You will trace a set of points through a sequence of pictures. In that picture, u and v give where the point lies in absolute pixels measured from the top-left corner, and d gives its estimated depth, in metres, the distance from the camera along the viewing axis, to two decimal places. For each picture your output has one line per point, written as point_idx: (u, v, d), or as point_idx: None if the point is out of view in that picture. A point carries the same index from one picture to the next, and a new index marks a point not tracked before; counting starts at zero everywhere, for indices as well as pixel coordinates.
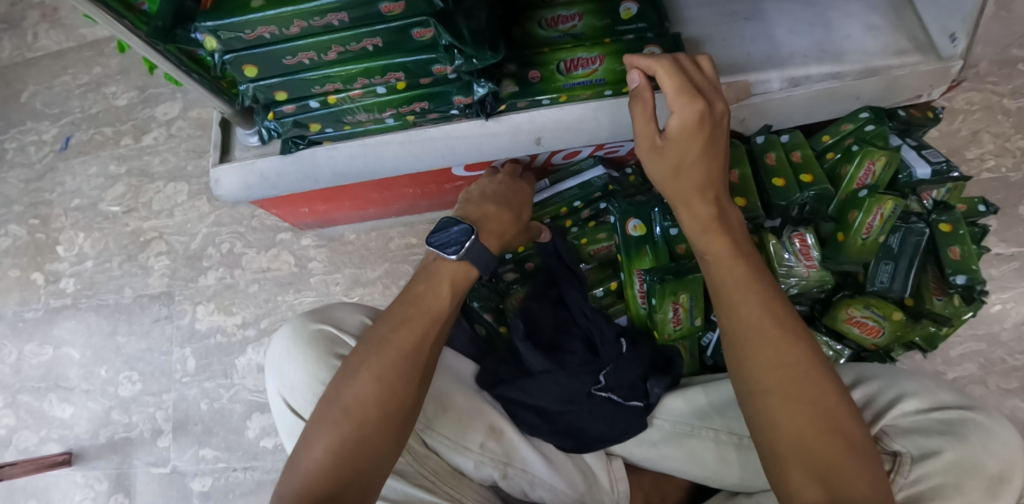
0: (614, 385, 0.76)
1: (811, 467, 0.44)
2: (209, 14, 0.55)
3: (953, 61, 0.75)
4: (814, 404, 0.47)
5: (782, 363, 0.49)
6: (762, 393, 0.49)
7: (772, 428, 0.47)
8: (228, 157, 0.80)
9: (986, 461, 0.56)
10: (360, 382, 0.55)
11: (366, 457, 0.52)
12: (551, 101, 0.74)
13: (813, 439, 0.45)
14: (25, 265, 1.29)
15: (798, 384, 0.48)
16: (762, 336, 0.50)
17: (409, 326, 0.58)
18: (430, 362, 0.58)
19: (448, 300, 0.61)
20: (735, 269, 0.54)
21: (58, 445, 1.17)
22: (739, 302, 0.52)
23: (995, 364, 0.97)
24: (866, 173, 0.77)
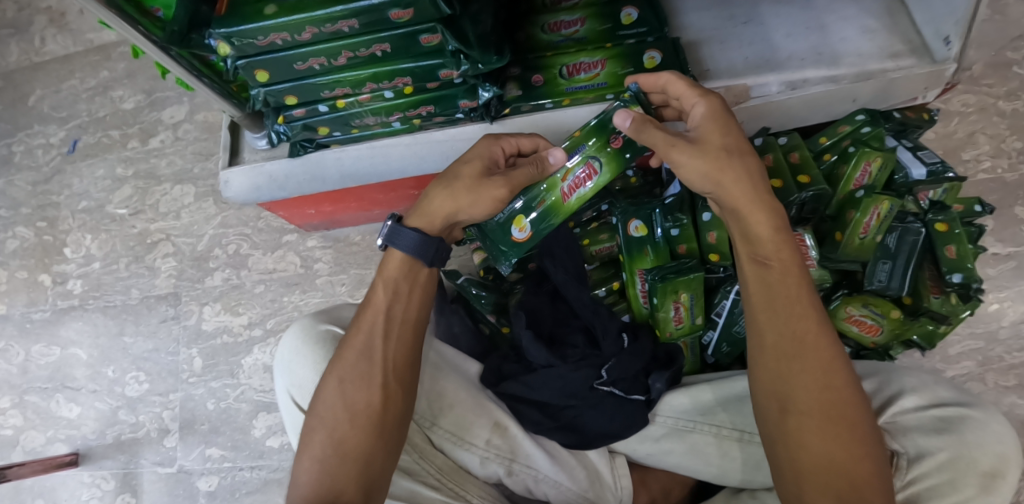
0: (617, 379, 0.75)
1: (839, 482, 0.49)
2: (224, 21, 0.57)
3: (947, 64, 0.76)
4: (847, 427, 0.51)
5: (822, 386, 0.52)
6: (797, 413, 0.52)
7: (800, 448, 0.51)
8: (237, 159, 0.82)
9: (981, 459, 0.58)
10: (330, 390, 0.61)
11: (359, 460, 0.57)
12: (554, 105, 0.75)
13: (843, 461, 0.50)
14: (32, 267, 1.31)
15: (832, 407, 0.52)
16: (809, 349, 0.54)
17: (359, 328, 0.63)
18: (394, 361, 0.62)
19: (391, 299, 0.64)
20: (792, 288, 0.56)
21: (65, 446, 1.18)
22: (784, 323, 0.55)
23: (993, 362, 0.98)
24: (863, 173, 0.78)
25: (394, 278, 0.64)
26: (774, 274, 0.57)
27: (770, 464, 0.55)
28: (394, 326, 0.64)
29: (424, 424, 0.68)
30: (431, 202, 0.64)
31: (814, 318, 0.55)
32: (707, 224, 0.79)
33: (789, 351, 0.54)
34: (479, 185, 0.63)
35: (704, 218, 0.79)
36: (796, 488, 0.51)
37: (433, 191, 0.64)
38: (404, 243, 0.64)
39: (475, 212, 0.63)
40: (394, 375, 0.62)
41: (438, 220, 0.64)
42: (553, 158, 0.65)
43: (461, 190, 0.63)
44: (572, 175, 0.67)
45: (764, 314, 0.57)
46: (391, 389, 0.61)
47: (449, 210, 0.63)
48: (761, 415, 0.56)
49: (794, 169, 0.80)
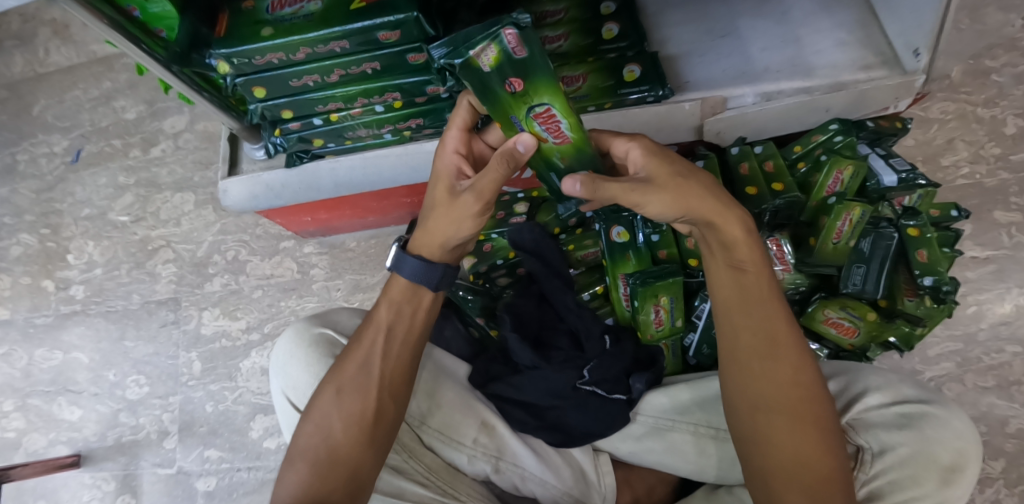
0: (599, 380, 0.78)
1: (805, 479, 0.52)
2: (224, 41, 0.60)
3: (917, 75, 0.77)
4: (814, 426, 0.54)
5: (792, 385, 0.56)
6: (768, 413, 0.55)
7: (771, 446, 0.54)
8: (235, 170, 0.85)
9: (940, 454, 0.62)
10: (326, 400, 0.64)
11: (349, 464, 0.60)
12: None
13: (808, 459, 0.53)
14: (36, 273, 1.34)
15: (801, 405, 0.55)
16: (782, 353, 0.57)
17: (360, 342, 0.66)
18: (390, 368, 0.65)
19: (389, 314, 0.67)
20: (766, 292, 0.59)
21: (67, 448, 1.21)
22: (757, 325, 0.58)
23: (972, 363, 0.99)
24: (835, 181, 0.81)
25: (398, 299, 0.67)
26: (749, 277, 0.60)
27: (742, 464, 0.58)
28: (395, 337, 0.66)
29: (413, 423, 0.72)
30: (426, 228, 0.64)
31: (784, 321, 0.58)
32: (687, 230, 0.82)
33: (762, 353, 0.57)
34: (456, 204, 0.61)
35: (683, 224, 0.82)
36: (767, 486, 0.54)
37: (426, 220, 0.65)
38: (408, 270, 0.66)
39: (464, 228, 0.62)
40: (390, 389, 0.65)
41: (437, 246, 0.64)
42: (519, 149, 0.55)
43: (443, 214, 0.62)
44: (543, 131, 0.56)
45: (742, 317, 0.59)
46: (385, 399, 0.64)
47: (439, 235, 0.63)
48: (733, 416, 0.59)
49: (769, 177, 0.83)
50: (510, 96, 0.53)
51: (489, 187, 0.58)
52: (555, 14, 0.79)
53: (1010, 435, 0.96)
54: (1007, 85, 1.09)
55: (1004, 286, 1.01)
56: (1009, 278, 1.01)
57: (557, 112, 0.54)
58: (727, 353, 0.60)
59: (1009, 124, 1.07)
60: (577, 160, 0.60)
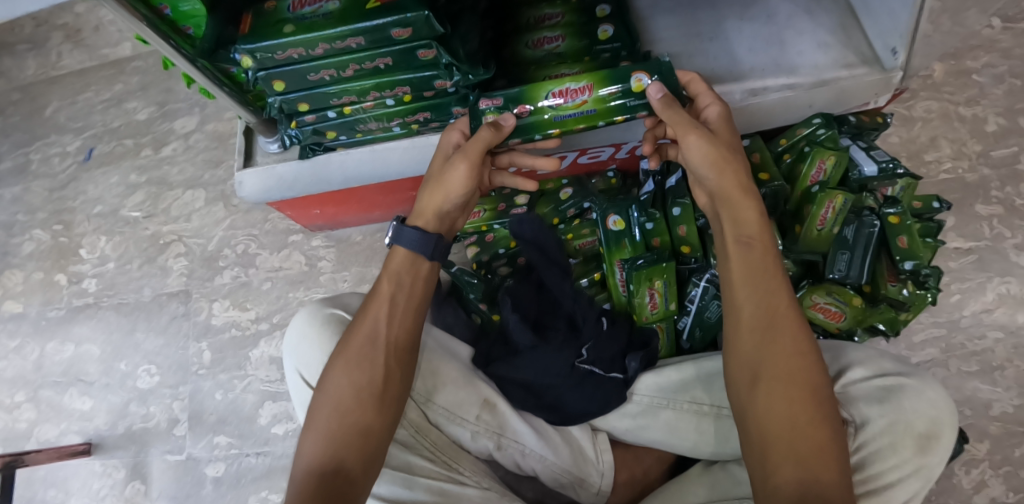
0: (596, 359, 0.84)
1: (799, 444, 0.54)
2: (248, 37, 0.65)
3: (894, 72, 0.82)
4: (813, 394, 0.56)
5: (792, 355, 0.58)
6: (766, 381, 0.58)
7: (766, 412, 0.57)
8: (250, 162, 0.89)
9: (917, 424, 0.66)
10: (337, 372, 0.67)
11: (361, 434, 0.64)
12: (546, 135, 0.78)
13: (800, 426, 0.54)
14: (49, 268, 1.38)
15: (798, 375, 0.57)
16: (781, 323, 0.60)
17: (366, 315, 0.70)
18: (396, 341, 0.70)
19: (392, 285, 0.71)
20: (768, 270, 0.63)
21: (78, 436, 1.24)
22: (758, 299, 0.62)
23: (955, 349, 1.02)
24: (818, 171, 0.87)
25: (398, 271, 0.72)
26: (755, 253, 0.64)
27: (742, 438, 0.60)
28: (399, 307, 0.71)
29: (421, 401, 0.74)
30: (421, 200, 0.74)
31: (785, 294, 0.62)
32: (678, 219, 0.87)
33: (763, 325, 0.61)
34: (448, 170, 0.72)
35: (675, 212, 0.87)
36: (762, 453, 0.56)
37: (421, 192, 0.75)
38: (406, 241, 0.73)
39: (457, 191, 0.72)
40: (394, 359, 0.69)
41: (430, 216, 0.74)
42: (502, 121, 0.71)
43: (436, 181, 0.73)
44: (574, 101, 0.76)
45: (744, 292, 0.63)
46: (391, 370, 0.68)
47: (432, 203, 0.73)
48: (735, 389, 0.62)
49: (756, 167, 0.90)
50: (531, 115, 0.76)
51: (477, 151, 0.71)
52: (551, 17, 0.87)
53: (994, 418, 0.98)
54: (987, 85, 1.15)
55: (986, 276, 1.05)
56: (990, 267, 1.05)
57: (558, 88, 0.75)
58: (730, 325, 0.64)
59: (990, 122, 1.12)
60: (612, 80, 0.75)
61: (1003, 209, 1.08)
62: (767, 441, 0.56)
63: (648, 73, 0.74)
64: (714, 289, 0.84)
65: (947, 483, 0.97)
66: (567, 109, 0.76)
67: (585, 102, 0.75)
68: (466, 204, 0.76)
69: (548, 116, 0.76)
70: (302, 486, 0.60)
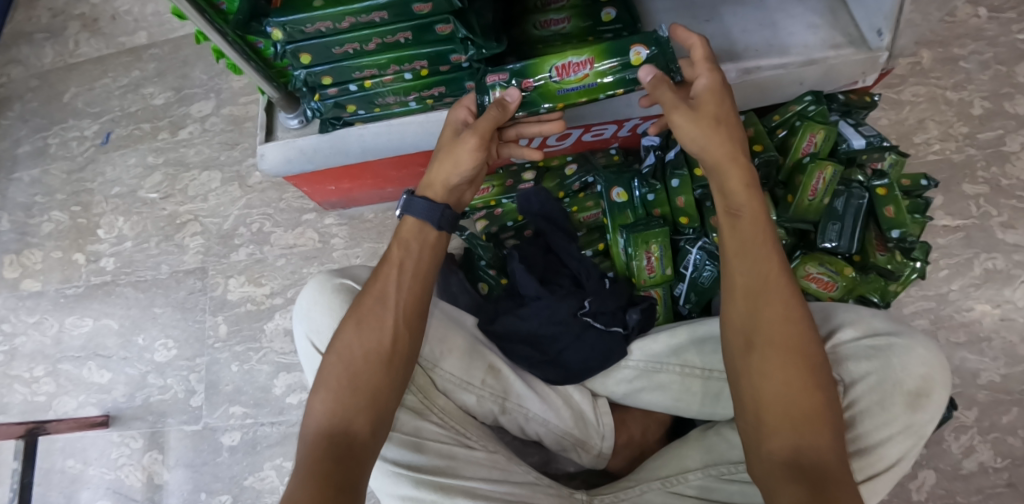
0: (597, 312, 0.88)
1: (790, 407, 0.57)
2: (280, 11, 0.70)
3: (880, 52, 0.86)
4: (804, 359, 0.59)
5: (784, 322, 0.61)
6: (760, 349, 0.61)
7: (760, 379, 0.60)
8: (272, 137, 0.94)
9: (906, 380, 0.71)
10: (348, 334, 0.71)
11: (371, 392, 0.67)
12: (548, 108, 0.83)
13: (791, 390, 0.58)
14: (67, 247, 1.43)
15: (793, 344, 0.59)
16: (771, 289, 0.62)
17: (377, 281, 0.74)
18: (405, 308, 0.73)
19: (403, 252, 0.76)
20: (762, 240, 0.65)
21: (96, 408, 1.28)
22: (753, 269, 0.64)
23: (944, 320, 1.07)
24: (809, 143, 0.90)
25: (409, 239, 0.76)
26: (746, 222, 0.66)
27: (736, 399, 0.63)
28: (408, 274, 0.75)
29: (427, 367, 0.77)
30: (431, 173, 0.78)
31: (777, 262, 0.64)
32: (677, 190, 0.90)
33: (756, 294, 0.63)
34: (457, 145, 0.76)
35: (673, 184, 0.90)
36: (758, 417, 0.59)
37: (431, 167, 0.78)
38: (417, 210, 0.77)
39: (463, 166, 0.75)
40: (404, 324, 0.72)
41: (439, 188, 0.77)
42: (509, 99, 0.74)
43: (445, 155, 0.77)
44: (577, 75, 0.81)
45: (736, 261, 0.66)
46: (401, 334, 0.71)
47: (442, 174, 0.76)
48: (729, 355, 0.65)
49: (749, 139, 0.93)
50: (535, 91, 0.81)
51: (486, 127, 0.74)
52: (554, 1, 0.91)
53: (981, 386, 1.03)
54: (973, 71, 1.20)
55: (973, 251, 1.09)
56: (977, 243, 1.10)
57: (559, 63, 0.80)
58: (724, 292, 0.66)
59: (975, 105, 1.17)
60: (612, 53, 0.80)
61: (989, 189, 1.12)
62: (760, 402, 0.60)
63: (646, 47, 0.79)
64: (707, 253, 0.88)
65: (937, 448, 1.01)
66: (569, 83, 0.81)
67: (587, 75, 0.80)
68: (474, 177, 0.80)
69: (553, 89, 0.81)
70: (313, 441, 0.64)
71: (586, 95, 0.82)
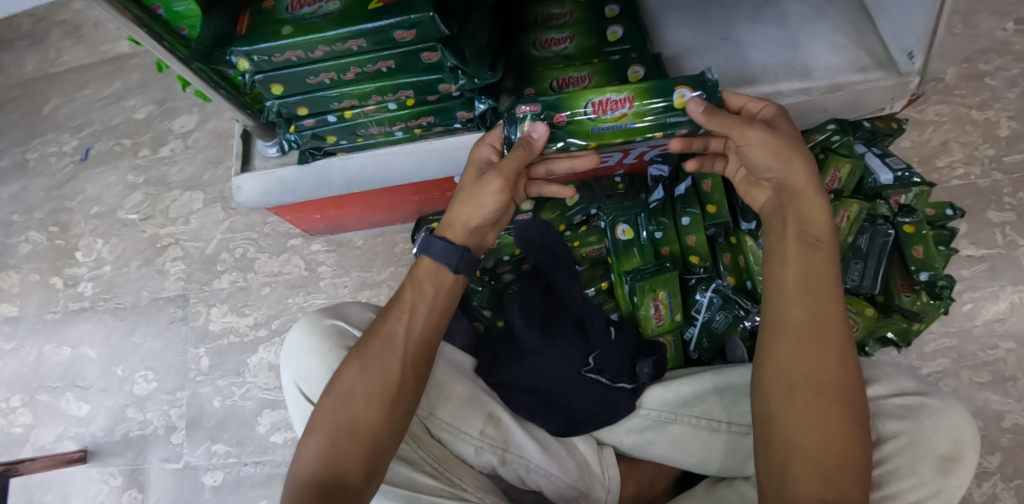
0: (603, 368, 0.79)
1: (827, 462, 0.47)
2: (245, 39, 0.63)
3: (911, 77, 0.78)
4: (848, 413, 0.49)
5: (833, 371, 0.50)
6: (796, 390, 0.51)
7: (798, 424, 0.49)
8: (249, 167, 0.87)
9: (936, 442, 0.63)
10: (348, 373, 0.63)
11: (363, 441, 0.59)
12: (580, 148, 0.71)
13: (831, 442, 0.48)
14: (45, 270, 1.36)
15: (837, 390, 0.50)
16: (825, 333, 0.52)
17: (385, 318, 0.66)
18: (414, 352, 0.65)
19: (417, 290, 0.67)
20: (829, 275, 0.54)
21: (74, 443, 1.22)
22: (806, 306, 0.53)
23: (967, 359, 0.99)
24: (833, 179, 0.80)
25: (424, 279, 0.68)
26: (817, 256, 0.55)
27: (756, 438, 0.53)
28: (419, 316, 0.66)
29: (423, 415, 0.70)
30: (451, 212, 0.69)
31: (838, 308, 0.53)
32: (688, 228, 0.83)
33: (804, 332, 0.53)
34: (478, 185, 0.67)
35: (684, 221, 0.83)
36: (785, 466, 0.49)
37: (451, 205, 0.70)
38: (434, 252, 0.68)
39: (486, 206, 0.67)
40: (411, 369, 0.64)
41: (458, 229, 0.69)
42: (536, 135, 0.65)
43: (467, 195, 0.68)
44: (615, 113, 0.69)
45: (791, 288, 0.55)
46: (407, 380, 0.63)
47: (462, 215, 0.68)
48: (759, 386, 0.55)
49: None
50: (568, 128, 0.69)
51: (513, 167, 0.65)
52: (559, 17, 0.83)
53: (1005, 430, 0.96)
54: (1000, 88, 1.12)
55: (998, 284, 1.02)
56: (1003, 276, 1.02)
57: (597, 98, 0.68)
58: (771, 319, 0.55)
59: (1003, 126, 1.09)
60: (655, 93, 0.68)
61: (1016, 216, 1.05)
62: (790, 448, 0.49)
63: (645, 68, 0.78)
64: (722, 299, 0.80)
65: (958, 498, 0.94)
66: (604, 122, 0.70)
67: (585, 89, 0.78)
68: (497, 219, 0.71)
69: (586, 127, 0.69)
70: (301, 491, 0.57)
71: (623, 136, 0.70)
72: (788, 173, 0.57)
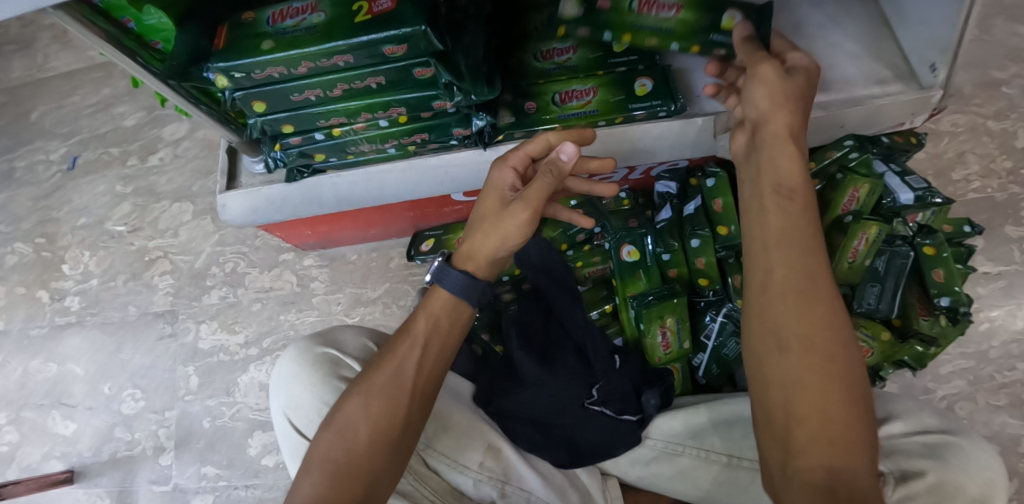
0: (607, 399, 0.74)
1: (832, 435, 0.39)
2: (222, 55, 0.59)
3: (935, 91, 0.73)
4: (847, 375, 0.41)
5: (828, 327, 0.43)
6: (789, 346, 0.43)
7: (796, 392, 0.41)
8: (234, 184, 0.82)
9: (967, 484, 0.58)
10: (350, 409, 0.56)
11: (360, 485, 0.52)
12: (612, 38, 0.71)
13: (834, 409, 0.40)
14: (31, 283, 1.31)
15: (838, 348, 0.42)
16: (814, 279, 0.44)
17: (392, 352, 0.58)
18: (422, 390, 0.58)
19: (430, 321, 0.60)
20: (809, 220, 0.48)
21: (61, 463, 1.17)
22: (794, 254, 0.46)
23: (983, 382, 0.95)
24: (850, 199, 0.78)
25: (439, 313, 0.60)
26: (795, 204, 0.48)
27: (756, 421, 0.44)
28: (432, 352, 0.59)
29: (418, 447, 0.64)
30: (471, 243, 0.62)
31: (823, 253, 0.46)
32: (697, 250, 0.78)
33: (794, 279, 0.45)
34: (503, 215, 0.60)
35: (693, 244, 0.78)
36: (783, 440, 0.41)
37: (470, 235, 0.63)
38: (449, 284, 0.61)
39: (514, 238, 0.60)
40: (418, 409, 0.57)
41: (481, 261, 0.61)
42: (563, 156, 0.57)
43: (490, 225, 0.61)
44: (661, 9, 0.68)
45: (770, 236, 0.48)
46: (411, 419, 0.57)
47: (485, 249, 0.60)
48: (753, 359, 0.46)
49: None
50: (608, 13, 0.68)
51: (539, 194, 0.58)
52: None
53: None
54: (1018, 97, 1.07)
55: (1016, 303, 0.97)
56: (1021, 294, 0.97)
57: None
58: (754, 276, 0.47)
59: (1020, 137, 1.05)
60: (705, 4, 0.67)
61: None
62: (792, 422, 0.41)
63: (652, 80, 0.74)
64: (733, 324, 0.76)
65: None
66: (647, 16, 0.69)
67: (590, 102, 0.75)
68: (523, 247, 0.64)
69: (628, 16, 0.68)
70: None
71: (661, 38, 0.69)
72: (770, 116, 0.53)
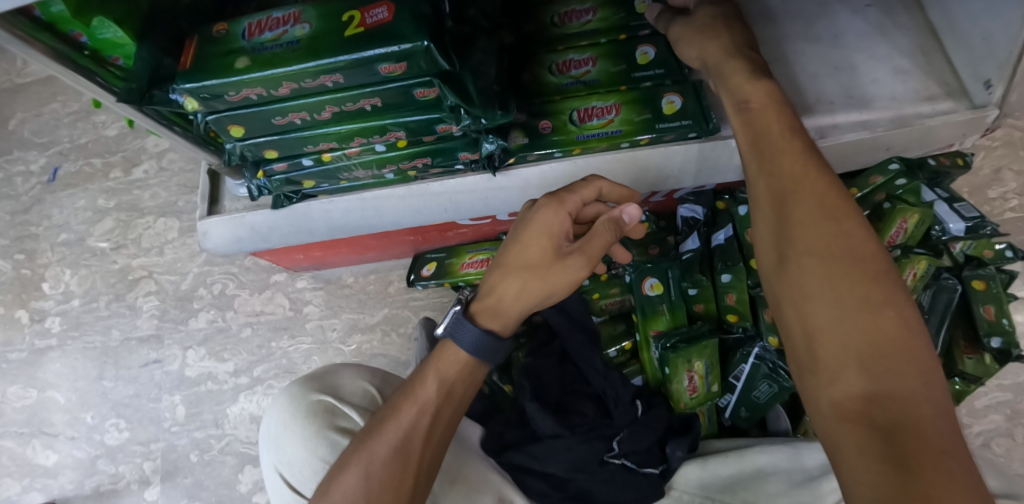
0: (629, 451, 0.67)
1: (855, 344, 0.34)
2: (189, 75, 0.51)
3: (989, 110, 0.68)
4: (863, 271, 0.36)
5: (823, 225, 0.38)
6: (796, 265, 0.38)
7: (808, 303, 0.37)
8: (216, 208, 0.75)
9: None
10: (347, 481, 0.48)
11: None
12: None
13: (852, 313, 0.35)
14: (9, 303, 1.22)
15: (839, 249, 0.37)
16: (794, 182, 0.40)
17: (394, 415, 0.51)
18: (429, 458, 0.51)
19: (439, 382, 0.53)
20: (776, 124, 0.44)
21: (41, 495, 1.08)
22: (766, 165, 0.42)
23: (1021, 416, 0.87)
24: (898, 231, 0.70)
25: (450, 375, 0.53)
26: (758, 115, 0.45)
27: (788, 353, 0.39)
28: (442, 416, 0.52)
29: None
30: (504, 293, 0.55)
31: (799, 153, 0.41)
32: (728, 286, 0.71)
33: (785, 199, 0.40)
34: (554, 272, 0.55)
35: (723, 279, 0.71)
36: (809, 368, 0.36)
37: (500, 283, 0.55)
38: (464, 340, 0.54)
39: (561, 293, 0.56)
40: (424, 480, 0.50)
41: (512, 317, 0.56)
42: (627, 218, 0.55)
43: (534, 278, 0.55)
44: None
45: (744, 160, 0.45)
46: (417, 489, 0.49)
47: (524, 303, 0.55)
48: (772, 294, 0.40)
49: None
50: None
51: (598, 250, 0.56)
52: (581, 14, 0.69)
53: None
54: None
55: None
56: None
57: None
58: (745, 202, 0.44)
59: None
60: None
61: None
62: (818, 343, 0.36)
63: (682, 97, 0.67)
64: (768, 366, 0.69)
65: None
66: None
67: (612, 121, 0.67)
68: None
69: None
70: None
71: None
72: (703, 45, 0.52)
